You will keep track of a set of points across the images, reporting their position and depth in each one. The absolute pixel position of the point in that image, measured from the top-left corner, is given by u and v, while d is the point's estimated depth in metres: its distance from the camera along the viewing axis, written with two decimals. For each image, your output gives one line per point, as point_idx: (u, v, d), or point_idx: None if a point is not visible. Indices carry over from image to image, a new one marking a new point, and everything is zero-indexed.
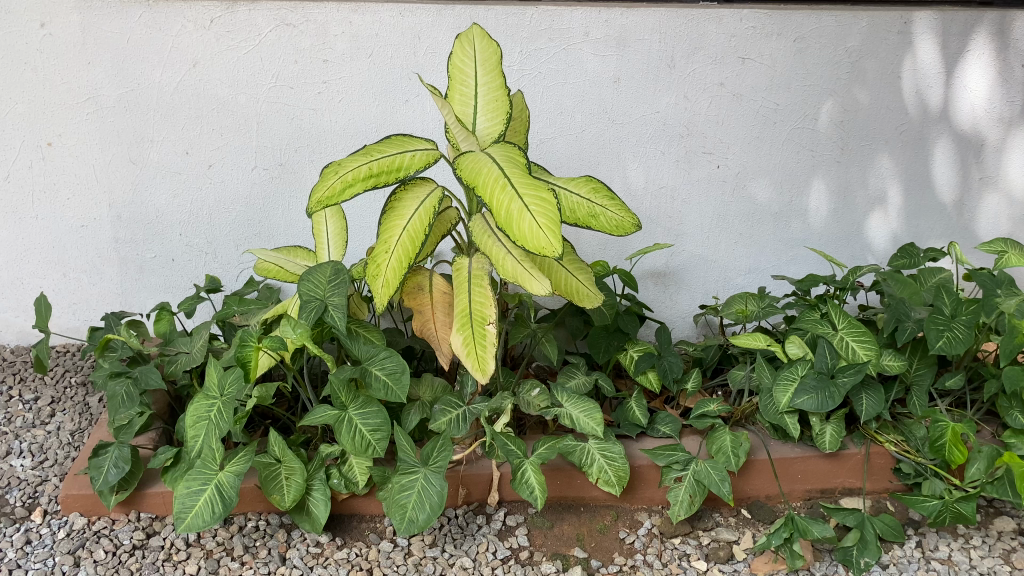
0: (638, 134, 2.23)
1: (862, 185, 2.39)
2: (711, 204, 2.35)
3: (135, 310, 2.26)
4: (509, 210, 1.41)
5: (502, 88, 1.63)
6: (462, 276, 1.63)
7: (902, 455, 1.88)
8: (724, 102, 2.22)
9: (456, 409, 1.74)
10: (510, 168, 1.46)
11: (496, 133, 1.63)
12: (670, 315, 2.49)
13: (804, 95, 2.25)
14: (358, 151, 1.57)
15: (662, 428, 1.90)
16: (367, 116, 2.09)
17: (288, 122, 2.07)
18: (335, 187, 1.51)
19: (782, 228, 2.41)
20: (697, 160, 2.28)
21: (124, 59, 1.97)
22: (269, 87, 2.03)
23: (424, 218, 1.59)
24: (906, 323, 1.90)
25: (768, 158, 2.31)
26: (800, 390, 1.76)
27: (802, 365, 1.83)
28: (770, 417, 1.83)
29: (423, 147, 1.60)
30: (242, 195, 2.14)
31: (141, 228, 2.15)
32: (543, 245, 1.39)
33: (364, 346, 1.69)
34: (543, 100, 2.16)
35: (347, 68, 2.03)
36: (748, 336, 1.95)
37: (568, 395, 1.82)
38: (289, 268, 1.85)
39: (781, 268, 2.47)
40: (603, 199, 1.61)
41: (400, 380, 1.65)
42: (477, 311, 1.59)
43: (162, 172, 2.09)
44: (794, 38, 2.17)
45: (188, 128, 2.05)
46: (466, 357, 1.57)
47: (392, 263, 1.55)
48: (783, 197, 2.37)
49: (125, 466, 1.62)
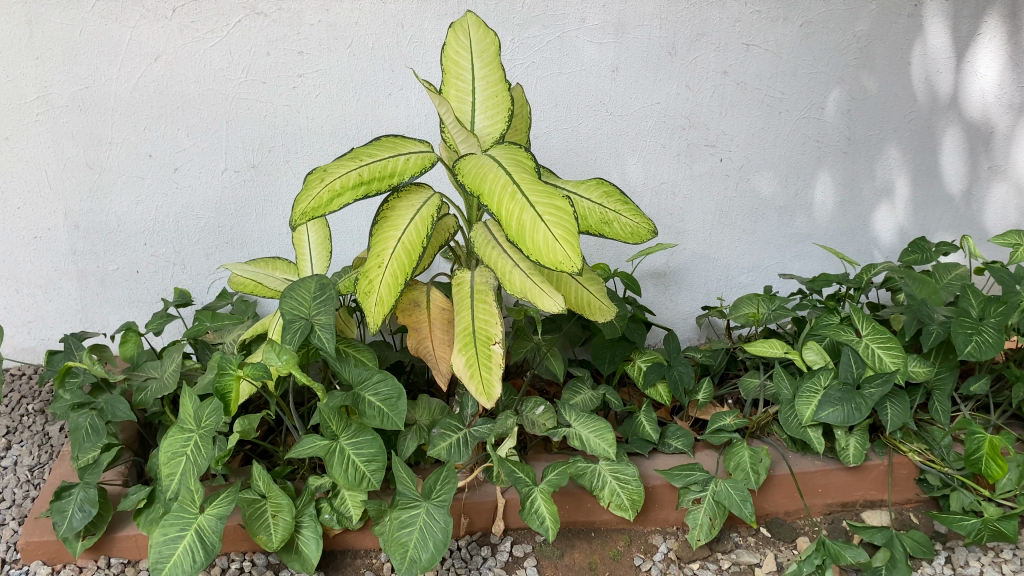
0: (638, 127, 2.09)
1: (869, 177, 2.28)
2: (713, 199, 2.22)
3: (97, 326, 2.07)
4: (521, 220, 1.27)
5: (502, 82, 1.48)
6: (463, 292, 1.49)
7: (927, 464, 1.78)
8: (728, 91, 2.09)
9: (455, 433, 1.61)
10: (519, 173, 1.32)
11: (497, 132, 1.48)
12: (671, 317, 2.36)
13: (810, 83, 2.12)
14: (345, 155, 1.41)
15: (674, 442, 1.78)
16: (347, 112, 1.93)
17: (260, 121, 1.90)
18: (321, 196, 1.36)
19: (786, 222, 2.29)
20: (699, 154, 2.15)
21: (76, 53, 1.78)
22: (239, 83, 1.86)
23: (420, 229, 1.44)
24: (931, 326, 1.79)
25: (772, 149, 2.18)
26: (824, 402, 1.64)
27: (824, 375, 1.71)
28: (793, 432, 1.72)
29: (418, 149, 1.45)
30: (212, 200, 1.96)
31: (102, 238, 1.96)
32: (560, 259, 1.25)
33: (355, 368, 1.54)
34: (537, 92, 2.01)
35: (324, 60, 1.87)
36: (764, 344, 1.83)
37: (577, 414, 1.69)
38: (268, 280, 1.67)
39: (785, 265, 2.36)
40: (615, 203, 1.48)
41: (396, 406, 1.51)
42: (481, 330, 1.46)
43: (124, 178, 1.91)
44: (801, 23, 2.05)
45: (151, 128, 1.87)
46: (469, 380, 1.43)
47: (387, 278, 1.40)
48: (787, 190, 2.25)
49: (92, 510, 1.46)
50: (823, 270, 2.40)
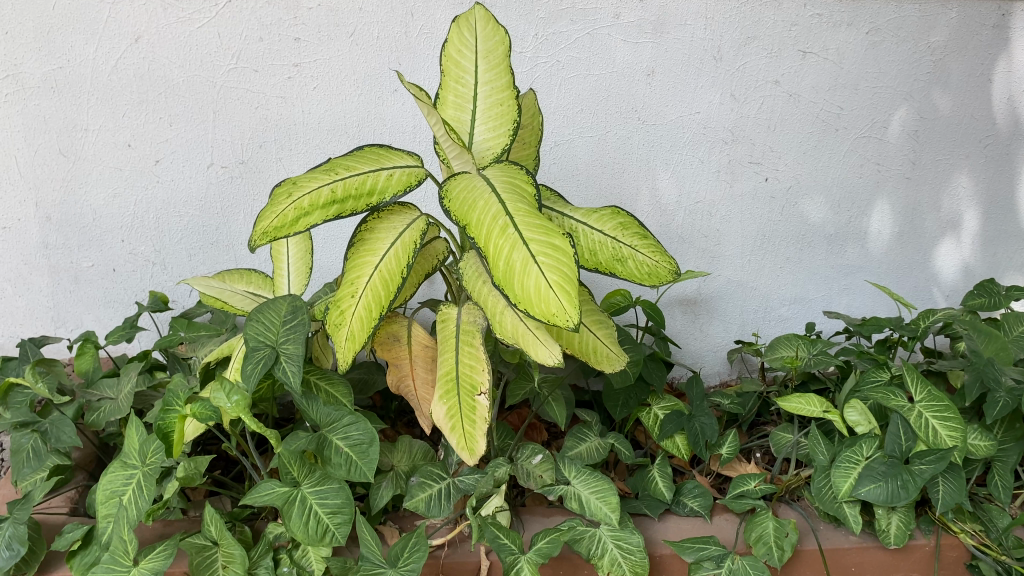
0: (673, 139, 1.86)
1: (934, 207, 2.02)
2: (755, 223, 1.98)
3: (69, 327, 1.91)
4: (510, 260, 1.06)
5: (508, 88, 1.27)
6: (448, 331, 1.29)
7: (981, 550, 1.53)
8: (779, 103, 1.84)
9: (436, 483, 1.42)
10: (515, 203, 1.11)
11: (499, 147, 1.26)
12: (698, 349, 2.14)
13: (873, 99, 1.87)
14: (320, 167, 1.21)
15: (690, 503, 1.58)
16: (348, 108, 1.73)
17: (251, 112, 1.72)
18: (286, 214, 1.16)
19: (836, 252, 2.05)
20: (741, 172, 1.91)
21: (50, 31, 1.60)
22: (228, 70, 1.67)
23: (401, 255, 1.24)
24: (998, 392, 1.53)
25: (825, 170, 1.94)
26: (864, 477, 1.41)
27: (868, 444, 1.48)
28: (826, 507, 1.49)
29: (405, 163, 1.25)
30: (196, 197, 1.79)
31: (76, 233, 1.80)
32: (553, 309, 1.03)
33: (323, 407, 1.35)
34: (561, 95, 1.79)
35: (323, 49, 1.67)
36: (800, 400, 1.60)
37: (577, 470, 1.48)
38: (233, 297, 1.46)
39: (831, 301, 2.12)
40: (632, 237, 1.26)
41: (366, 454, 1.33)
42: (466, 378, 1.26)
43: (100, 168, 1.74)
44: (867, 30, 1.80)
45: (130, 116, 1.69)
46: (449, 432, 1.23)
47: (360, 311, 1.21)
48: (839, 218, 2.00)
49: (20, 548, 1.29)
50: (874, 307, 2.15)
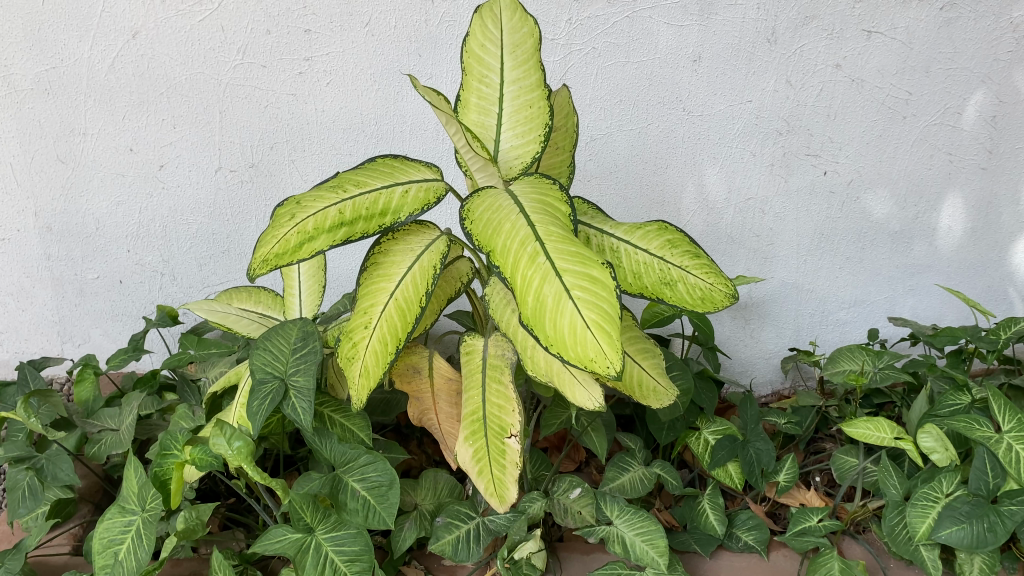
0: (722, 130, 1.69)
1: (1013, 199, 1.82)
2: (811, 220, 1.81)
3: (77, 340, 1.82)
4: (540, 295, 0.91)
5: (539, 86, 1.11)
6: (474, 365, 1.15)
7: None
8: (840, 89, 1.66)
9: (464, 524, 1.29)
10: (547, 225, 0.96)
11: (528, 155, 1.10)
12: (748, 356, 1.98)
13: (947, 82, 1.67)
14: (328, 183, 1.07)
15: (745, 537, 1.43)
16: (364, 104, 1.58)
17: (260, 112, 1.57)
18: (289, 239, 1.03)
19: (900, 251, 1.87)
20: (797, 164, 1.74)
21: (39, 28, 1.47)
22: (233, 66, 1.52)
23: (420, 281, 1.10)
24: None
25: (891, 162, 1.75)
26: (946, 517, 1.24)
27: (948, 480, 1.32)
28: (901, 549, 1.33)
29: (423, 177, 1.11)
30: (205, 203, 1.67)
31: (80, 243, 1.69)
32: (590, 353, 0.87)
33: (337, 445, 1.22)
34: (597, 85, 1.62)
35: (336, 41, 1.51)
36: (867, 425, 1.44)
37: (620, 509, 1.33)
38: (240, 322, 1.33)
39: (895, 303, 1.94)
40: (682, 257, 1.10)
41: (385, 498, 1.19)
42: (495, 419, 1.11)
43: (101, 175, 1.62)
44: (942, 5, 1.59)
45: (131, 118, 1.57)
46: (477, 477, 1.10)
47: (374, 344, 1.08)
48: (905, 213, 1.82)
49: None
50: (943, 310, 1.97)
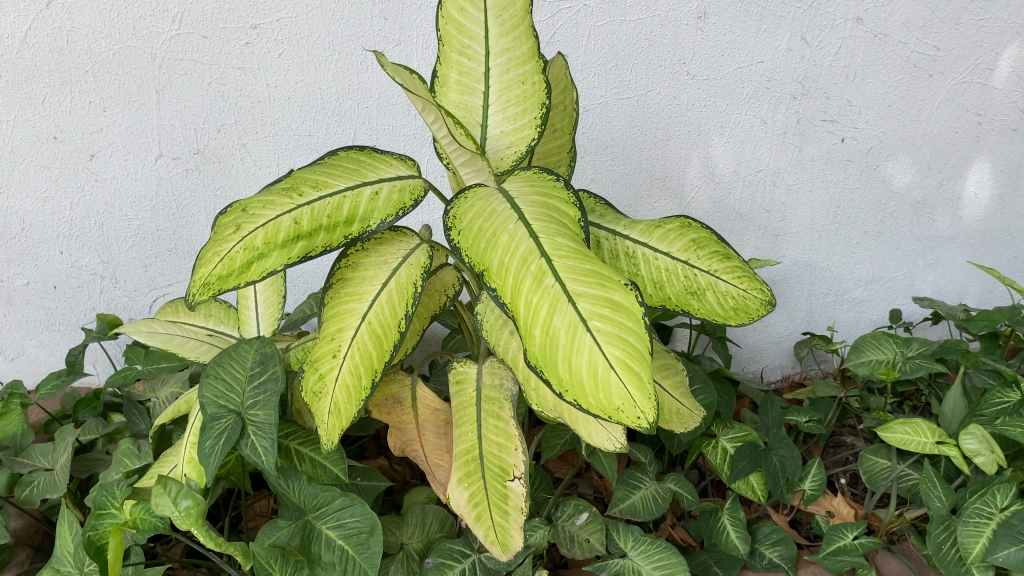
0: (730, 96, 1.50)
1: None
2: (827, 192, 1.64)
3: (12, 353, 1.63)
4: (549, 326, 0.73)
5: (533, 57, 0.91)
6: (466, 397, 0.98)
7: None
8: (862, 46, 1.47)
9: (458, 564, 1.11)
10: (554, 237, 0.78)
11: (522, 143, 0.92)
12: (758, 341, 1.82)
13: (980, 34, 1.49)
14: (280, 185, 0.88)
15: (771, 554, 1.28)
16: (323, 78, 1.37)
17: (203, 90, 1.36)
18: (234, 257, 0.83)
19: (922, 223, 1.71)
20: (812, 131, 1.56)
21: None
22: (169, 37, 1.30)
23: (397, 300, 0.91)
24: None
25: (914, 126, 1.58)
26: (1006, 537, 1.10)
27: (1003, 491, 1.18)
28: (950, 572, 1.17)
29: (395, 174, 0.92)
30: (145, 197, 1.46)
31: (3, 245, 1.49)
32: (616, 401, 0.69)
33: (307, 487, 1.04)
34: (590, 47, 1.43)
35: (287, 4, 1.29)
36: (906, 429, 1.28)
37: (635, 539, 1.16)
38: (185, 345, 1.16)
39: (914, 279, 1.79)
40: (709, 259, 0.93)
41: (365, 547, 1.01)
42: (491, 458, 0.94)
43: (23, 168, 1.41)
44: None
45: (51, 102, 1.35)
46: (474, 524, 0.93)
47: (345, 377, 0.89)
48: (928, 181, 1.65)
49: None
50: (965, 284, 1.81)
